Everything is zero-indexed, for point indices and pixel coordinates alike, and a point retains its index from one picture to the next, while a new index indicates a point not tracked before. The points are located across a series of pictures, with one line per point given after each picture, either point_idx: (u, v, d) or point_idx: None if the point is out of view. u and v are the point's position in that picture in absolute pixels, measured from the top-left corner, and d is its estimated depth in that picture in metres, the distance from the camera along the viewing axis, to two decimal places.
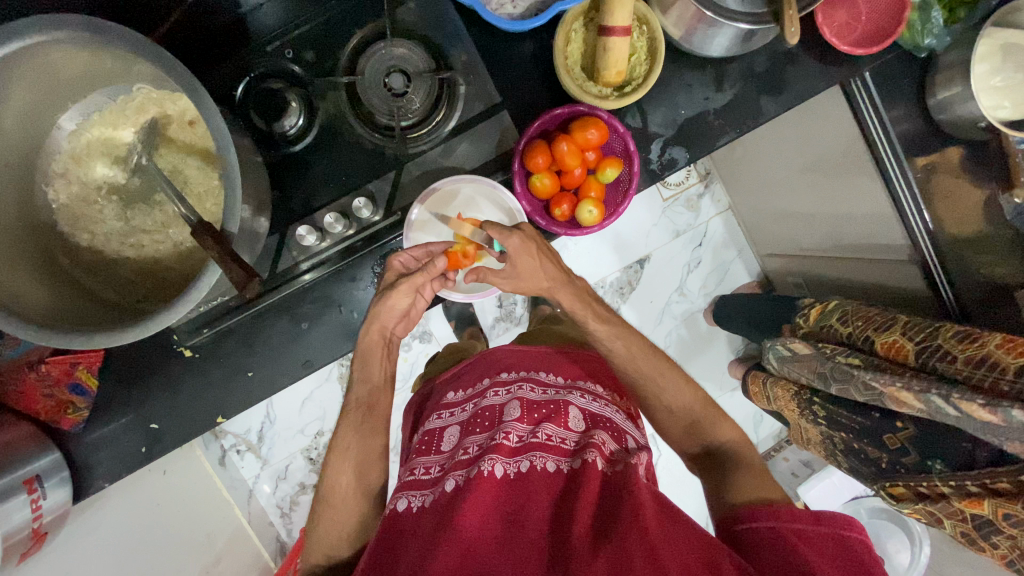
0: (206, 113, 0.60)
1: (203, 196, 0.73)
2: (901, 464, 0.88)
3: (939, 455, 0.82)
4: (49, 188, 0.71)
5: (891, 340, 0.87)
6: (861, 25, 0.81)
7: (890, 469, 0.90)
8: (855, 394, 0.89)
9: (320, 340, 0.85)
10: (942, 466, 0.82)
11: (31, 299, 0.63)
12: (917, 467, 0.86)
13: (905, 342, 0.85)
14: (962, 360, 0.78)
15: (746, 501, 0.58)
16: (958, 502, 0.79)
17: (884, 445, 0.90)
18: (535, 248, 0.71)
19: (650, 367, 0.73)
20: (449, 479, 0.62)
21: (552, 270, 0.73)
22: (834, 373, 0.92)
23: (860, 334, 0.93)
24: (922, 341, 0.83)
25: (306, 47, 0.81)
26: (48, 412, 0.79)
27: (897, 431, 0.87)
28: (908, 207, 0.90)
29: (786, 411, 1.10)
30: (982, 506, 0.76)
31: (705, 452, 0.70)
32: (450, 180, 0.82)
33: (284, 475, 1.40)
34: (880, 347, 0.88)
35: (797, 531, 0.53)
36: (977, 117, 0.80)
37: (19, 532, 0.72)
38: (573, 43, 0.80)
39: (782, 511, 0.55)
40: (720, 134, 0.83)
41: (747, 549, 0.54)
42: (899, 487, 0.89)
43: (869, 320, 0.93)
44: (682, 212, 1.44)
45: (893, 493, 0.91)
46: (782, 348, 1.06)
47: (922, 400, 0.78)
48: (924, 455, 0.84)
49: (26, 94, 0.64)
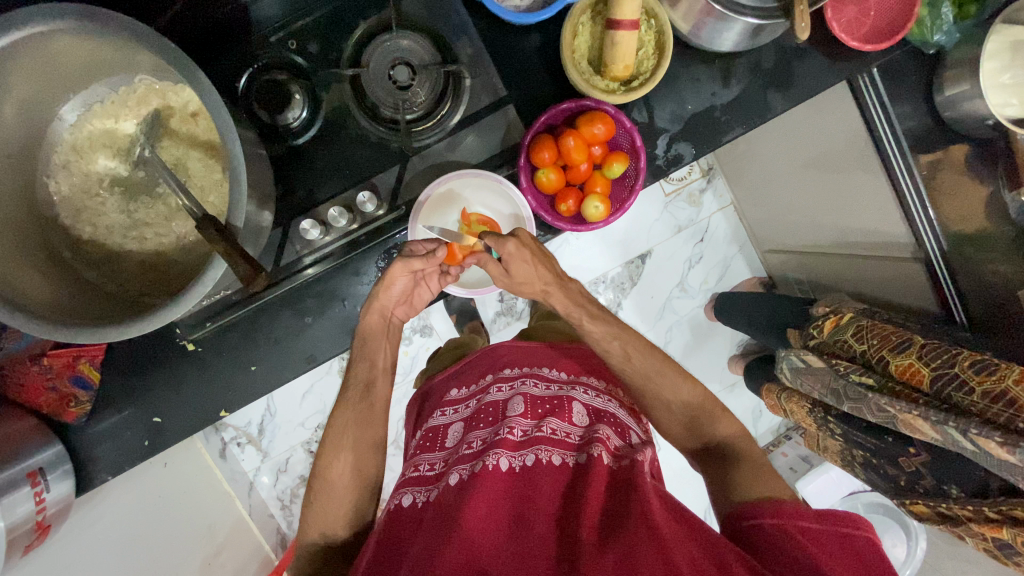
0: (211, 106, 0.59)
1: (206, 189, 0.73)
2: (919, 485, 0.90)
3: (951, 480, 0.84)
4: (50, 179, 0.71)
5: (906, 362, 0.87)
6: (870, 20, 0.80)
7: (908, 487, 0.92)
8: (866, 414, 0.89)
9: (323, 334, 0.84)
10: (957, 492, 0.83)
11: (34, 294, 0.62)
12: (933, 491, 0.87)
13: (921, 366, 0.84)
14: (978, 392, 0.78)
15: (757, 498, 0.58)
16: (978, 526, 0.79)
17: (899, 466, 0.91)
18: (530, 253, 0.71)
19: (646, 376, 0.72)
20: (454, 474, 0.63)
21: (549, 275, 0.74)
22: (847, 391, 0.92)
23: (875, 354, 0.92)
24: (939, 366, 0.83)
25: (310, 39, 0.80)
26: (50, 406, 0.79)
27: (911, 455, 0.89)
28: (913, 205, 0.90)
29: (804, 424, 1.10)
30: (1002, 531, 0.76)
31: (703, 452, 0.70)
32: (437, 182, 0.81)
33: (285, 468, 1.40)
34: (895, 370, 0.88)
35: (804, 530, 0.53)
36: (985, 115, 0.79)
37: (23, 525, 0.71)
38: (581, 36, 0.79)
39: (788, 510, 0.55)
40: (727, 129, 0.82)
41: (753, 547, 0.54)
42: (921, 506, 0.90)
43: (885, 339, 0.92)
44: (684, 207, 1.43)
45: (915, 510, 0.92)
46: (795, 359, 1.05)
47: (937, 431, 0.79)
48: (937, 479, 0.86)
49: (27, 84, 0.64)
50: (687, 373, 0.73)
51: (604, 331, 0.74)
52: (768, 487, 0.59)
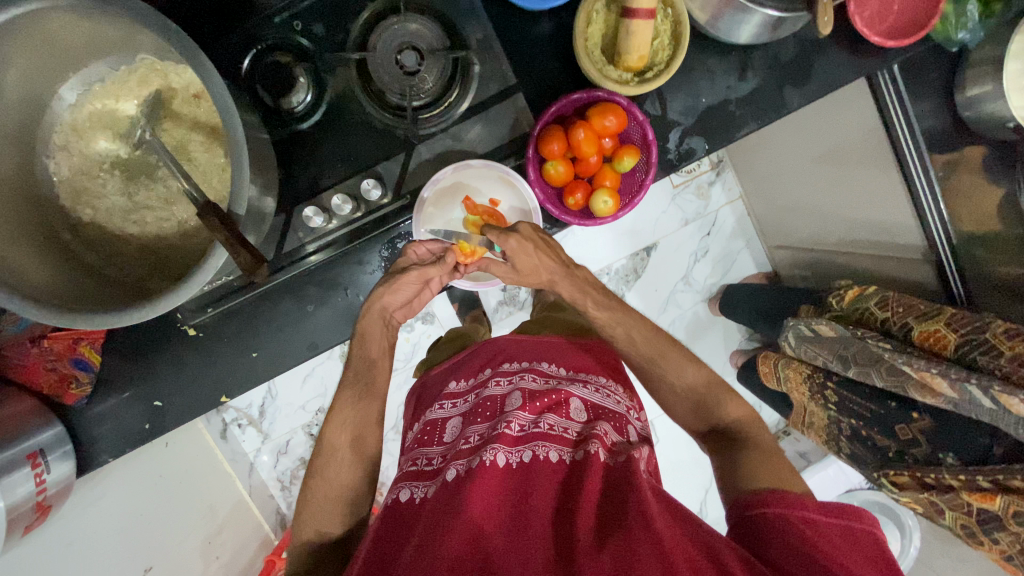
0: (212, 87, 0.57)
1: (207, 172, 0.71)
2: (909, 454, 0.90)
3: (952, 449, 0.84)
4: (49, 160, 0.69)
5: (932, 328, 0.85)
6: (894, 13, 0.76)
7: (896, 458, 0.91)
8: (874, 378, 0.89)
9: (325, 322, 0.84)
10: (954, 460, 0.84)
11: (33, 277, 0.61)
12: (925, 458, 0.87)
13: (948, 332, 0.83)
14: (1007, 356, 0.77)
15: (759, 487, 0.57)
16: (968, 495, 0.80)
17: (893, 434, 0.91)
18: (534, 245, 0.72)
19: None
20: (452, 469, 0.62)
21: (555, 265, 0.74)
22: (860, 356, 0.92)
23: (899, 320, 0.91)
24: (968, 333, 0.82)
25: (317, 19, 0.78)
26: (50, 387, 0.79)
27: (911, 423, 0.89)
28: (928, 209, 0.88)
29: (795, 393, 1.11)
30: (994, 500, 0.77)
31: (717, 434, 0.69)
32: (434, 180, 0.81)
33: (285, 450, 1.41)
34: (918, 335, 0.87)
35: (806, 520, 0.52)
36: (1005, 117, 0.78)
37: (24, 505, 0.70)
38: (594, 24, 0.76)
39: (791, 500, 0.54)
40: (741, 124, 0.80)
41: (759, 536, 0.53)
42: (904, 476, 0.89)
43: (912, 307, 0.90)
44: (691, 199, 1.42)
45: (896, 481, 0.91)
46: (804, 327, 1.03)
47: (956, 389, 0.78)
48: (934, 446, 0.86)
49: (26, 61, 0.62)
50: (660, 380, 0.73)
51: (611, 309, 0.74)
52: (772, 476, 0.58)
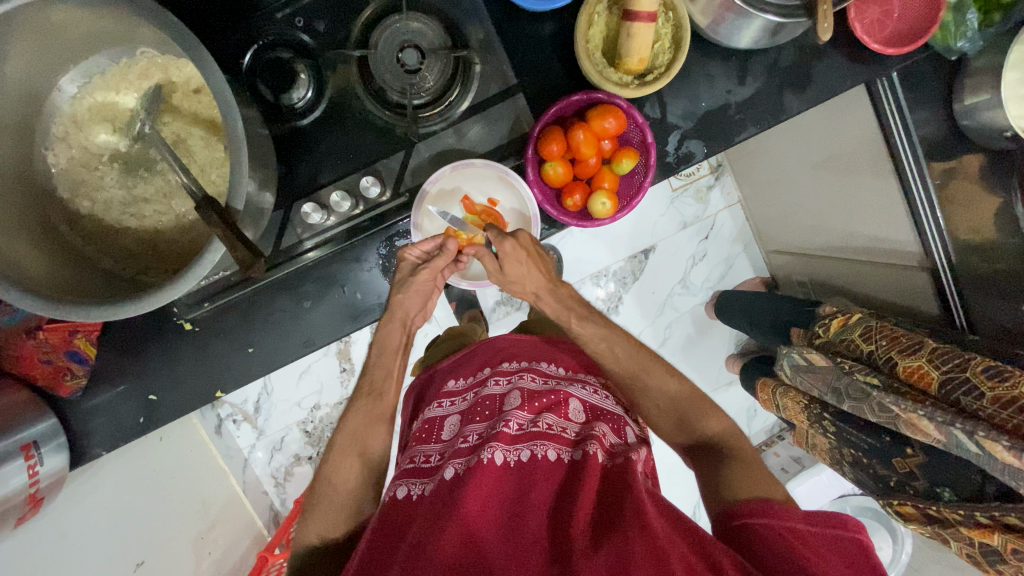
0: (213, 83, 0.57)
1: (207, 167, 0.71)
2: (910, 485, 0.90)
3: (947, 483, 0.84)
4: (49, 151, 0.69)
5: (914, 365, 0.86)
6: (892, 23, 0.77)
7: (898, 488, 0.92)
8: (868, 414, 0.89)
9: (321, 319, 0.84)
10: (950, 495, 0.84)
11: (30, 268, 0.61)
12: (926, 492, 0.88)
13: (930, 368, 0.84)
14: (988, 398, 0.77)
15: (745, 499, 0.57)
16: (967, 531, 0.81)
17: (892, 466, 0.91)
18: (526, 253, 0.72)
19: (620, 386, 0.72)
20: (449, 467, 0.62)
21: (540, 278, 0.74)
22: (850, 390, 0.91)
23: (883, 354, 0.91)
24: (949, 370, 0.82)
25: (318, 16, 0.78)
26: (44, 378, 0.78)
27: (906, 456, 0.89)
28: (926, 223, 0.90)
29: (795, 420, 1.10)
30: (992, 537, 0.77)
31: (699, 443, 0.69)
32: (437, 175, 0.81)
33: (279, 447, 1.41)
34: (902, 372, 0.87)
35: (790, 529, 0.53)
36: (1002, 126, 0.78)
37: (16, 497, 0.70)
38: (595, 26, 0.76)
39: (777, 510, 0.54)
40: (739, 129, 0.81)
41: (746, 545, 0.54)
42: (908, 507, 0.91)
43: (895, 340, 0.90)
44: (690, 202, 1.42)
45: (901, 511, 0.92)
46: (796, 356, 1.03)
47: (942, 432, 0.78)
48: (931, 481, 0.86)
49: (27, 53, 0.62)
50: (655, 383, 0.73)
51: (592, 325, 0.74)
52: (756, 486, 0.58)
